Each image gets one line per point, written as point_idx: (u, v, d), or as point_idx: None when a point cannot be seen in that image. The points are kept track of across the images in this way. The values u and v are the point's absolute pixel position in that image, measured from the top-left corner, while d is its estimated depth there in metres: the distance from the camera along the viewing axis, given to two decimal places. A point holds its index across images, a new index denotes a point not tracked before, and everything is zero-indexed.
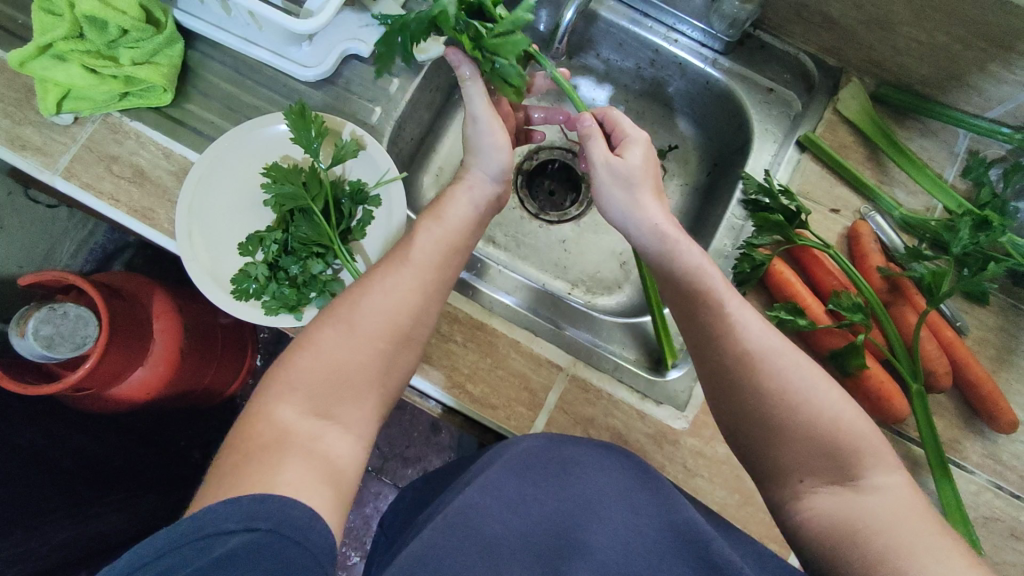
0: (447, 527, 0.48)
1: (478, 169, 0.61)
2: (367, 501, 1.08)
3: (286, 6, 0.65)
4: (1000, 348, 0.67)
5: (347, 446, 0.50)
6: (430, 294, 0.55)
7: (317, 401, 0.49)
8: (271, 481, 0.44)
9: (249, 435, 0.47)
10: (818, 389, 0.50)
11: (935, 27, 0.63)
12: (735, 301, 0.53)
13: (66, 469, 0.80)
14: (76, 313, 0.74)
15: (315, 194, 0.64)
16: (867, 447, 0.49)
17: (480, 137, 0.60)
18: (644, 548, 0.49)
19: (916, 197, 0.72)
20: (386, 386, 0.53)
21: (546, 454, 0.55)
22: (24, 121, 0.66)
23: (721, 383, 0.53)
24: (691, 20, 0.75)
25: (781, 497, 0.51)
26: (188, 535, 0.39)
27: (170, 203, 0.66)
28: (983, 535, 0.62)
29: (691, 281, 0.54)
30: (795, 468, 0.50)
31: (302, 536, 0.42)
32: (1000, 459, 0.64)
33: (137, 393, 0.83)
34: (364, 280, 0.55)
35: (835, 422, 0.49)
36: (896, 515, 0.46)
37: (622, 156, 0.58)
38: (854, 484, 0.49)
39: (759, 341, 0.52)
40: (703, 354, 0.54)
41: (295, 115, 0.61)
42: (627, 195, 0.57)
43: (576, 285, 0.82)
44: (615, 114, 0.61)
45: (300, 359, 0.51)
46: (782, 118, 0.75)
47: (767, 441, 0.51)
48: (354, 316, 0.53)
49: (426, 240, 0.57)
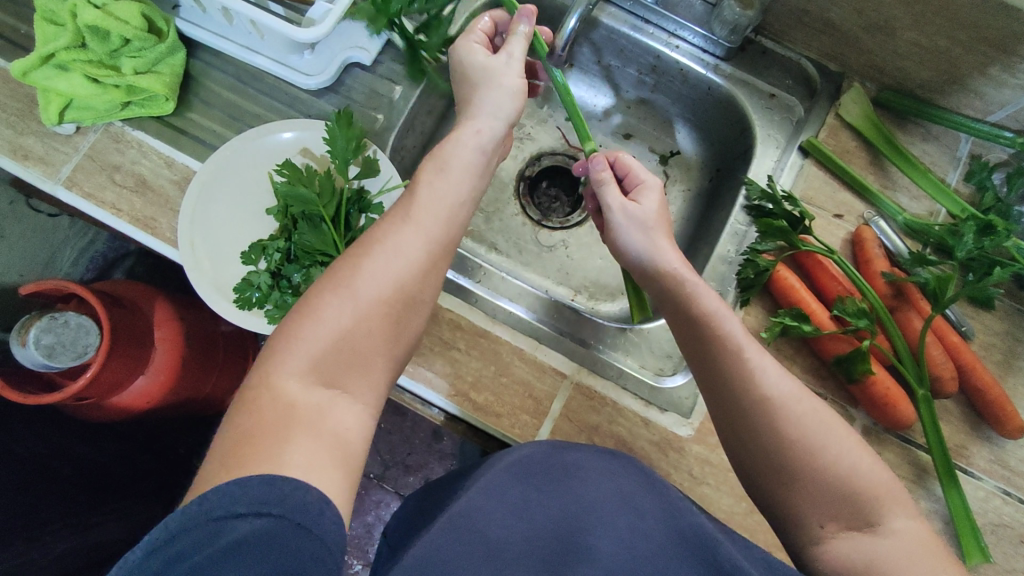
0: (453, 529, 0.49)
1: (485, 103, 0.57)
2: (369, 510, 1.08)
3: (287, 15, 0.65)
4: (1005, 353, 0.67)
5: (354, 417, 0.47)
6: (437, 255, 0.53)
7: (323, 371, 0.47)
8: (281, 459, 0.42)
9: (254, 408, 0.45)
10: (836, 438, 0.50)
11: (936, 32, 0.63)
12: (753, 347, 0.53)
13: (64, 478, 0.79)
14: (77, 322, 0.74)
15: (326, 201, 0.63)
16: (882, 494, 0.49)
17: (501, 67, 0.59)
18: (652, 555, 0.49)
19: (919, 202, 0.71)
20: (393, 354, 0.51)
21: (549, 461, 0.55)
22: (26, 131, 0.66)
23: (741, 430, 0.52)
24: (693, 26, 0.75)
25: (801, 540, 0.50)
26: (197, 516, 0.38)
27: (172, 212, 0.65)
28: (993, 541, 0.61)
29: (706, 325, 0.54)
30: (815, 513, 0.49)
31: (314, 524, 0.40)
32: (1008, 464, 0.64)
33: (135, 402, 0.82)
34: (365, 242, 0.53)
35: (851, 470, 0.49)
36: (911, 559, 0.47)
37: (637, 202, 0.60)
38: (872, 528, 0.49)
39: (779, 386, 0.51)
40: (719, 400, 0.53)
41: (340, 120, 0.62)
42: (647, 239, 0.58)
43: (580, 292, 0.82)
44: (627, 158, 0.64)
45: (304, 330, 0.48)
46: (783, 123, 0.75)
47: (786, 484, 0.50)
48: (359, 281, 0.50)
49: (431, 186, 0.54)
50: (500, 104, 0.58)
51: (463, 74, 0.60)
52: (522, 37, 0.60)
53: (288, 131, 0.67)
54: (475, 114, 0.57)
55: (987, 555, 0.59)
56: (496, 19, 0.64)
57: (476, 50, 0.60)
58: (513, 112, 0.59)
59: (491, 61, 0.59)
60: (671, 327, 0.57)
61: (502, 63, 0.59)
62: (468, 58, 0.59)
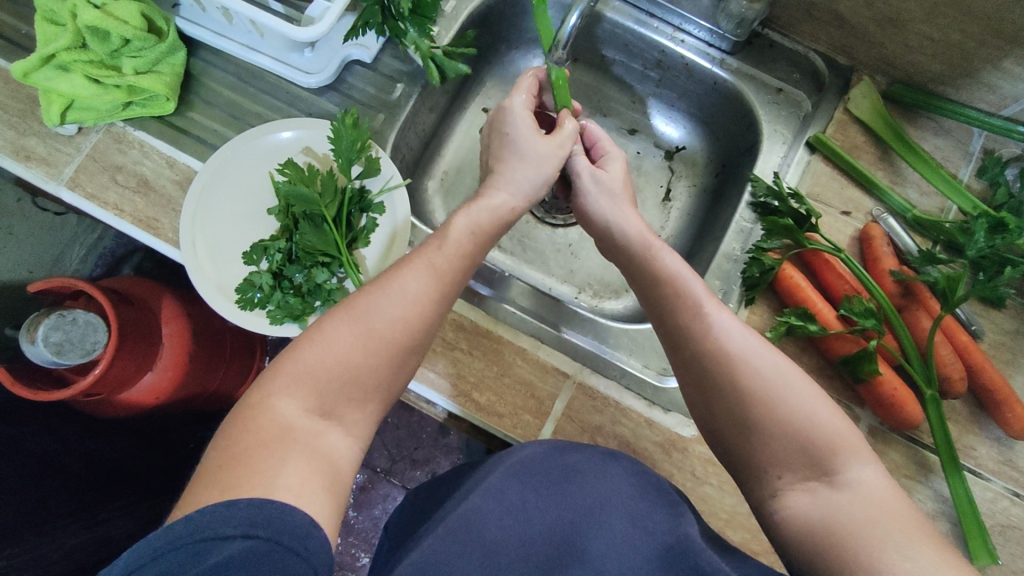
0: (449, 533, 0.48)
1: (519, 177, 0.59)
2: (376, 503, 1.09)
3: (287, 14, 0.65)
4: (1016, 352, 0.65)
5: (347, 446, 0.47)
6: (445, 291, 0.53)
7: (323, 398, 0.47)
8: (273, 483, 0.41)
9: (249, 427, 0.44)
10: (796, 392, 0.48)
11: (949, 24, 0.62)
12: (713, 304, 0.52)
13: (77, 473, 0.81)
14: (85, 319, 0.74)
15: (327, 201, 0.63)
16: (841, 444, 0.47)
17: (550, 155, 0.60)
18: (637, 564, 0.48)
19: (930, 198, 0.70)
20: (392, 387, 0.51)
21: (549, 463, 0.54)
22: (28, 132, 0.66)
23: (700, 384, 0.51)
24: (697, 20, 0.73)
25: (762, 496, 0.49)
26: (186, 534, 0.38)
27: (174, 212, 0.66)
28: (1000, 543, 0.60)
29: (671, 293, 0.54)
30: (774, 464, 0.48)
31: (302, 547, 0.40)
32: (1017, 465, 0.63)
33: (144, 398, 0.83)
34: (383, 276, 0.52)
35: (809, 421, 0.48)
36: (869, 512, 0.44)
37: (604, 169, 0.63)
38: (831, 478, 0.47)
39: (740, 345, 0.50)
40: (689, 367, 0.52)
41: (346, 123, 0.61)
42: (613, 208, 0.60)
43: (584, 289, 0.81)
44: (594, 130, 0.66)
45: (310, 355, 0.48)
46: (791, 119, 0.73)
47: (749, 442, 0.49)
48: (371, 318, 0.49)
49: (460, 237, 0.55)
50: (530, 183, 0.59)
51: (509, 136, 0.60)
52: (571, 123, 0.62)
53: (287, 130, 0.67)
54: (504, 184, 0.59)
55: (994, 557, 0.58)
56: (538, 75, 0.65)
57: (524, 122, 0.60)
58: (542, 193, 0.61)
59: (542, 145, 0.60)
60: (637, 292, 0.58)
61: (552, 148, 0.60)
62: (520, 131, 0.60)
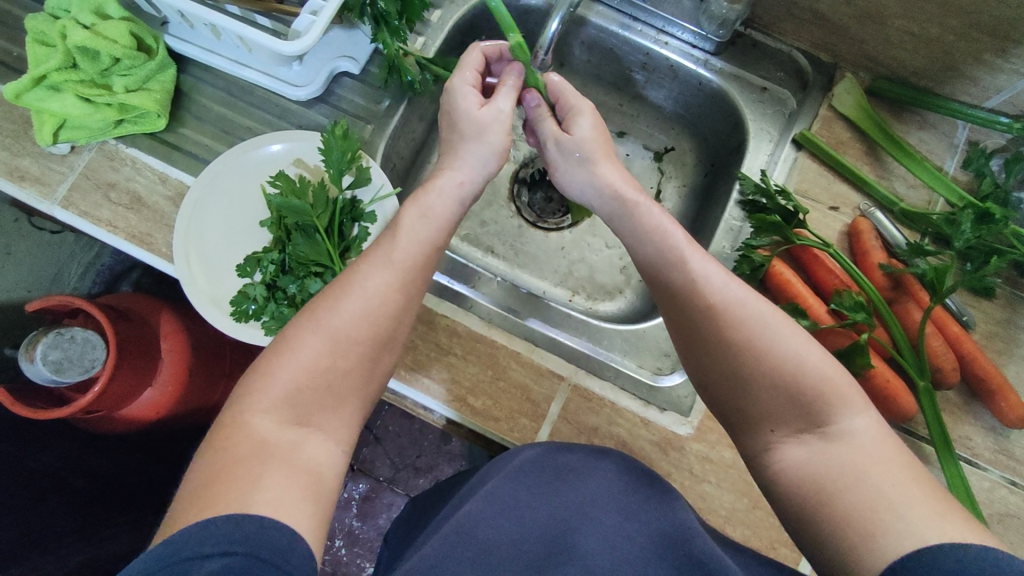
0: (444, 537, 0.49)
1: (468, 157, 0.58)
2: (380, 512, 1.09)
3: (275, 29, 0.66)
4: (1008, 341, 0.66)
5: (328, 452, 0.48)
6: (411, 289, 0.52)
7: (297, 408, 0.47)
8: (248, 499, 0.42)
9: (225, 445, 0.45)
10: (782, 337, 0.49)
11: (928, 19, 0.62)
12: (698, 256, 0.53)
13: (78, 490, 0.81)
14: (83, 337, 0.74)
15: (320, 212, 0.64)
16: (832, 394, 0.48)
17: (489, 123, 0.58)
18: (632, 556, 0.48)
19: (917, 190, 0.71)
20: (368, 390, 0.51)
21: (543, 465, 0.54)
22: (22, 152, 0.67)
23: (692, 339, 0.52)
24: (681, 22, 0.74)
25: (755, 448, 0.50)
26: (164, 556, 0.38)
27: (168, 227, 0.66)
28: (999, 532, 0.61)
29: (654, 241, 0.54)
30: (767, 417, 0.49)
31: (283, 560, 0.40)
32: (1013, 454, 0.63)
33: (146, 413, 0.84)
34: (342, 278, 0.52)
35: (798, 369, 0.48)
36: (859, 464, 0.45)
37: (570, 131, 0.61)
38: (823, 431, 0.47)
39: (724, 293, 0.51)
40: (675, 314, 0.53)
41: (336, 135, 0.62)
42: (581, 168, 0.60)
43: (577, 292, 0.82)
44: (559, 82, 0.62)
45: (280, 368, 0.48)
46: (776, 117, 0.74)
47: (740, 392, 0.50)
48: (335, 324, 0.50)
49: (413, 228, 0.54)
50: (476, 157, 0.58)
51: (452, 117, 0.60)
52: (511, 89, 0.60)
53: (277, 143, 0.68)
54: (457, 164, 0.58)
55: None
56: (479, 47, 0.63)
57: (467, 94, 0.59)
58: (495, 167, 0.60)
59: (480, 115, 0.58)
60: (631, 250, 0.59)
61: (491, 117, 0.59)
62: (458, 104, 0.59)
